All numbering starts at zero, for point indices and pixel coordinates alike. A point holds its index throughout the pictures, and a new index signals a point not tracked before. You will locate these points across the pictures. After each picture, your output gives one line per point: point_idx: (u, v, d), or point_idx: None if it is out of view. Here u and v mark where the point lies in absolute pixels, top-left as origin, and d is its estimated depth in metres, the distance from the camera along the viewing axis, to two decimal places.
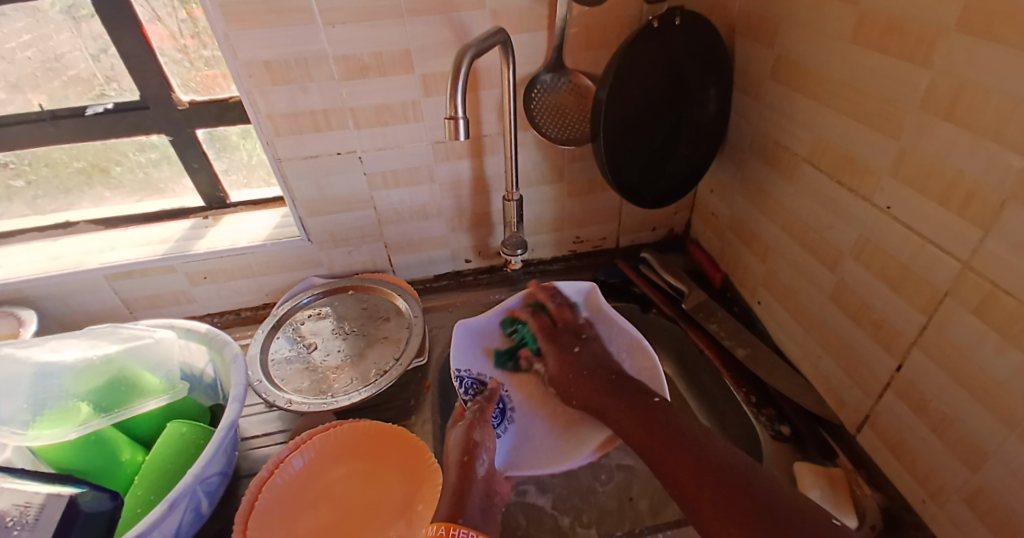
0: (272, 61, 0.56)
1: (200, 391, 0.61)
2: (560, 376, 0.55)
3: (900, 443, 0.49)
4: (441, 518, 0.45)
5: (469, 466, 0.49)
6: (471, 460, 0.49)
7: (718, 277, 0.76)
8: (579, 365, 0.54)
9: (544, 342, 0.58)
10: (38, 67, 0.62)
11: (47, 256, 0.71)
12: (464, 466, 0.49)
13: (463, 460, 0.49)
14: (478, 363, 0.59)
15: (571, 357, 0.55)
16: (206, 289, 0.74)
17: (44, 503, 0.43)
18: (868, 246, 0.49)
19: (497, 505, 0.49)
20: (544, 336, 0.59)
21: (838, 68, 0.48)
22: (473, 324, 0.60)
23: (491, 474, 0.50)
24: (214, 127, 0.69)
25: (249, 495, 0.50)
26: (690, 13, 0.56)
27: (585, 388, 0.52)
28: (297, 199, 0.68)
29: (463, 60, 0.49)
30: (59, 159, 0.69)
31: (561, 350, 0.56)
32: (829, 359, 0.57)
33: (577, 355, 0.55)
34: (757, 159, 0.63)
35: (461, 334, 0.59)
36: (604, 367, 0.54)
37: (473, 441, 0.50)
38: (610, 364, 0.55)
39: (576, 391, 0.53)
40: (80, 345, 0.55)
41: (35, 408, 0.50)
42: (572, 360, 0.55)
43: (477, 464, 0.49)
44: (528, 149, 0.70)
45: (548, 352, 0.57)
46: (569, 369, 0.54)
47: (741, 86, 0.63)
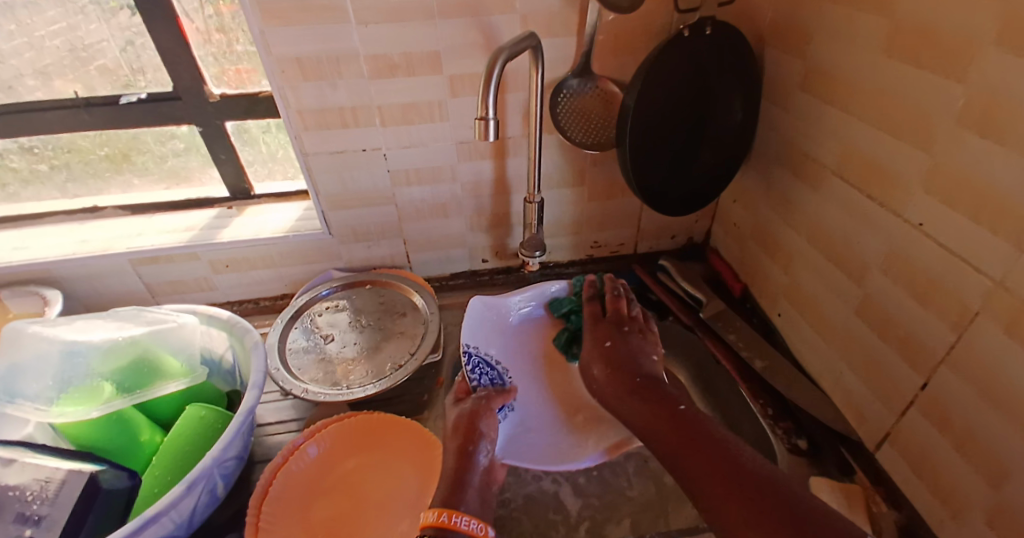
0: (304, 57, 0.57)
1: (219, 376, 0.62)
2: (596, 362, 0.56)
3: (922, 461, 0.48)
4: (438, 505, 0.46)
5: (470, 454, 0.50)
6: (473, 446, 0.50)
7: (738, 286, 0.76)
8: (615, 364, 0.54)
9: (601, 326, 0.60)
10: (66, 57, 0.64)
11: (74, 239, 0.73)
12: (465, 453, 0.50)
13: (464, 447, 0.50)
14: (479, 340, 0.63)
15: (603, 352, 0.57)
16: (227, 278, 0.75)
17: (65, 480, 0.44)
18: (897, 260, 0.48)
19: (494, 488, 0.51)
20: (590, 326, 0.61)
21: (871, 81, 0.48)
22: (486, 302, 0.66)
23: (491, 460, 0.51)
24: (242, 120, 0.70)
25: (263, 480, 0.51)
26: (720, 24, 0.56)
27: (613, 383, 0.52)
28: (320, 193, 0.69)
29: (495, 63, 0.49)
30: (85, 146, 0.71)
31: (599, 340, 0.58)
32: (851, 373, 0.57)
33: (609, 353, 0.56)
34: (783, 170, 0.63)
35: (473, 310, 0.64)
36: (637, 362, 0.54)
37: (474, 429, 0.51)
38: (641, 363, 0.54)
39: (602, 389, 0.54)
40: (105, 327, 0.56)
41: (59, 386, 0.50)
42: (605, 351, 0.56)
43: (479, 451, 0.50)
44: (551, 152, 0.70)
45: (587, 336, 0.60)
46: (598, 361, 0.56)
47: (769, 97, 0.63)
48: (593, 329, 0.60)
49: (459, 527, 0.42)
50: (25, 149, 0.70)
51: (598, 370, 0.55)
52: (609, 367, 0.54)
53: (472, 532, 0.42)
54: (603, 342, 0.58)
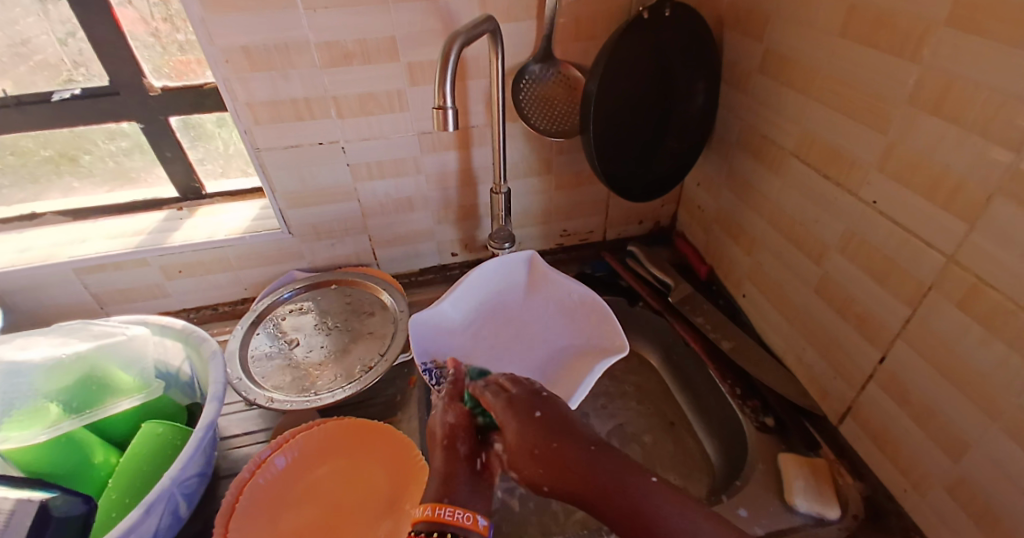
0: (250, 46, 0.54)
1: (177, 388, 0.59)
2: (519, 450, 0.41)
3: (882, 434, 0.50)
4: (427, 500, 0.42)
5: (453, 446, 0.46)
6: (453, 442, 0.46)
7: (703, 269, 0.77)
8: (542, 433, 0.40)
9: (499, 411, 0.44)
10: (4, 52, 0.58)
11: (13, 248, 0.68)
12: (448, 448, 0.46)
13: (445, 444, 0.47)
14: (438, 350, 0.59)
15: (534, 425, 0.41)
16: (182, 283, 0.72)
17: (14, 509, 0.41)
18: (853, 240, 0.49)
19: (490, 480, 0.46)
20: (504, 405, 0.44)
21: (827, 63, 0.48)
22: (427, 316, 0.59)
23: (479, 452, 0.47)
24: (189, 115, 0.66)
25: (230, 496, 0.49)
26: (679, 5, 0.55)
27: (553, 468, 0.38)
28: (276, 191, 0.66)
29: (451, 46, 0.47)
30: (28, 147, 0.66)
31: (520, 413, 0.43)
32: (812, 350, 0.58)
33: (544, 421, 0.42)
34: (744, 153, 0.63)
35: (417, 328, 0.58)
36: (582, 430, 0.40)
37: (450, 423, 0.48)
38: (586, 430, 0.40)
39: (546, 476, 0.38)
40: (48, 344, 0.52)
41: (1, 409, 0.47)
42: (536, 426, 0.41)
43: (460, 444, 0.46)
44: (517, 141, 0.69)
45: (504, 423, 0.43)
46: (532, 439, 0.40)
47: (730, 79, 0.62)
48: (507, 407, 0.44)
49: (445, 518, 0.38)
50: None
51: (534, 461, 0.39)
52: (555, 443, 0.39)
53: (456, 522, 0.38)
54: (532, 413, 0.43)
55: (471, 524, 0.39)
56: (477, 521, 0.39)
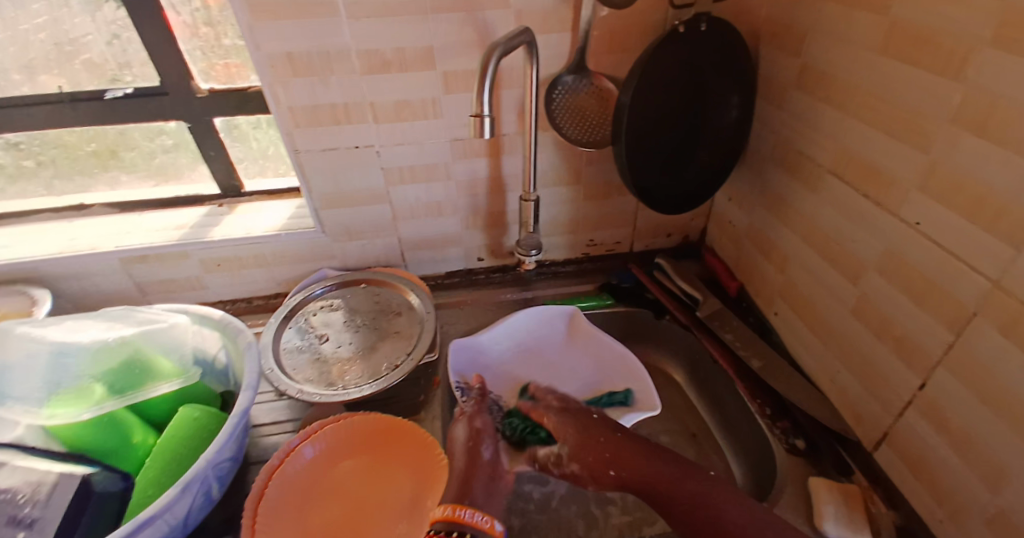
0: (294, 52, 0.56)
1: (212, 376, 0.61)
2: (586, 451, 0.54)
3: (918, 460, 0.49)
4: (449, 499, 0.50)
5: (475, 451, 0.54)
6: (477, 445, 0.55)
7: (733, 285, 0.77)
8: (608, 427, 0.55)
9: (557, 420, 0.58)
10: (51, 50, 0.62)
11: (62, 238, 0.71)
12: (473, 449, 0.54)
13: (470, 446, 0.55)
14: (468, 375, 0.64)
15: (599, 425, 0.56)
16: (219, 277, 0.75)
17: (57, 482, 0.44)
18: (893, 261, 0.49)
19: (498, 493, 0.53)
20: (560, 415, 0.58)
21: (865, 80, 0.48)
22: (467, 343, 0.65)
23: (494, 461, 0.55)
24: (230, 117, 0.69)
25: (260, 482, 0.50)
26: (714, 19, 0.56)
27: (621, 451, 0.52)
28: (313, 191, 0.68)
29: (490, 56, 0.49)
30: (72, 141, 0.69)
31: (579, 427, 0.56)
32: (847, 373, 0.57)
33: (602, 421, 0.56)
34: (779, 169, 0.63)
35: (456, 351, 0.64)
36: (634, 430, 0.56)
37: (477, 429, 0.57)
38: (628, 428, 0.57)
39: (616, 459, 0.52)
40: (97, 327, 0.54)
41: (50, 387, 0.50)
42: (599, 425, 0.56)
43: (482, 449, 0.55)
44: (547, 150, 0.70)
45: (563, 432, 0.56)
46: (600, 435, 0.54)
47: (765, 95, 0.62)
48: (567, 423, 0.57)
49: (466, 520, 0.43)
50: (11, 145, 0.68)
51: (598, 450, 0.53)
52: (612, 434, 0.54)
53: (476, 524, 0.43)
54: (590, 416, 0.57)
55: (489, 527, 0.43)
56: (493, 524, 0.44)
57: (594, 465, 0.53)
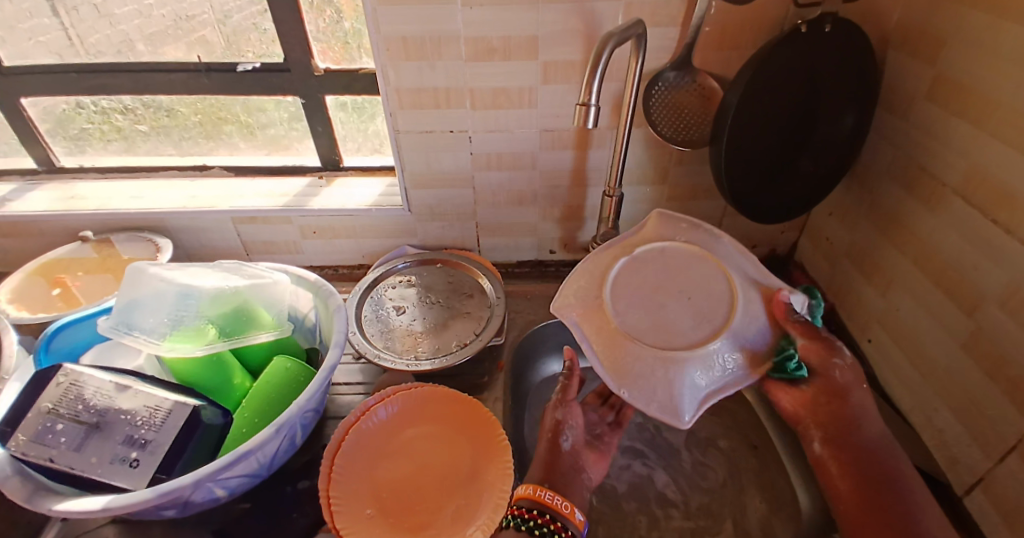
0: (409, 36, 0.59)
1: (302, 333, 0.66)
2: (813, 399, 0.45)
3: (1015, 514, 0.44)
4: (532, 480, 0.49)
5: (557, 441, 0.51)
6: (558, 437, 0.52)
7: (821, 305, 0.72)
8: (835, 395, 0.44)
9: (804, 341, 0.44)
10: (169, 26, 0.70)
11: (185, 193, 0.80)
12: (553, 442, 0.51)
13: (550, 437, 0.52)
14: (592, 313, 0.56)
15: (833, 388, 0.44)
16: (312, 243, 0.80)
17: (171, 410, 0.49)
18: (1017, 295, 0.43)
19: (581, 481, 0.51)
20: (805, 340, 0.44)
21: (1011, 94, 0.43)
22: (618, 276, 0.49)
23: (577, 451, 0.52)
24: (340, 95, 0.74)
25: (338, 435, 0.54)
26: (842, 20, 0.52)
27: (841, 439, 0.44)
28: (406, 170, 0.71)
29: (604, 47, 0.48)
30: (181, 112, 0.78)
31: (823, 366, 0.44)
32: (948, 412, 0.52)
33: (839, 384, 0.44)
34: (895, 186, 0.58)
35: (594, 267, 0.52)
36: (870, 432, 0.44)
37: (558, 420, 0.53)
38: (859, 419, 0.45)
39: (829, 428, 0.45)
40: (214, 275, 0.60)
41: (172, 323, 0.55)
42: (833, 383, 0.44)
43: (563, 441, 0.52)
44: (636, 147, 0.69)
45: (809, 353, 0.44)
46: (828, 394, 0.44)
47: (888, 106, 0.58)
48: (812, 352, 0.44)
49: (546, 500, 0.45)
50: (125, 110, 0.77)
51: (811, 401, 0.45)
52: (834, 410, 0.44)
53: (556, 506, 0.45)
54: (835, 361, 0.44)
55: (568, 512, 0.45)
56: (572, 508, 0.45)
57: (809, 413, 0.45)
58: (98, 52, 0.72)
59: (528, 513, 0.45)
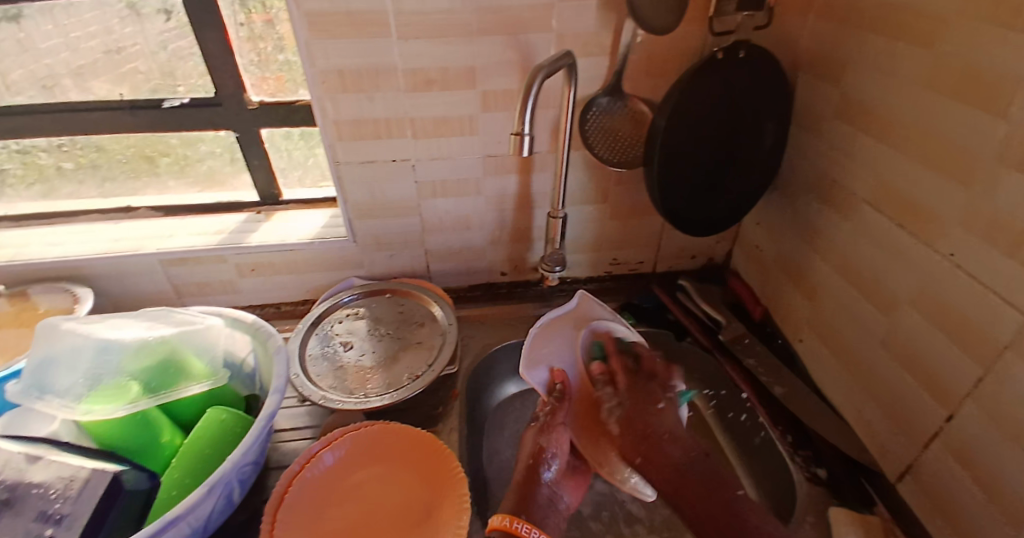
0: (345, 69, 0.58)
1: (239, 378, 0.63)
2: (633, 433, 0.54)
3: (944, 498, 0.47)
4: (506, 511, 0.48)
5: (535, 470, 0.52)
6: (537, 464, 0.52)
7: (758, 310, 0.75)
8: (658, 426, 0.54)
9: (625, 391, 0.57)
10: (100, 57, 0.65)
11: (108, 237, 0.74)
12: (532, 469, 0.52)
13: (529, 464, 0.52)
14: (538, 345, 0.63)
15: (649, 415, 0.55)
16: (251, 281, 0.77)
17: (88, 478, 0.44)
18: (926, 294, 0.48)
19: (558, 514, 0.50)
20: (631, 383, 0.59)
21: (907, 113, 0.48)
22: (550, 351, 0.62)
23: (555, 481, 0.52)
24: (276, 127, 0.72)
25: (279, 488, 0.51)
26: (755, 47, 0.57)
27: (660, 461, 0.51)
28: (349, 201, 0.70)
29: (534, 78, 0.50)
30: (111, 147, 0.72)
31: (646, 400, 0.56)
32: (874, 406, 0.56)
33: (662, 414, 0.55)
34: (813, 198, 0.62)
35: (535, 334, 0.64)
36: (682, 460, 0.51)
37: (540, 447, 0.53)
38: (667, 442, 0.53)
39: (650, 445, 0.53)
40: (137, 326, 0.56)
41: (89, 381, 0.51)
42: (644, 411, 0.55)
43: (543, 471, 0.52)
44: (577, 169, 0.71)
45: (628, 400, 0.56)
46: (637, 428, 0.54)
47: (800, 124, 0.63)
48: (633, 393, 0.57)
49: (520, 532, 0.43)
50: (55, 147, 0.71)
51: (616, 429, 0.55)
52: (632, 436, 0.54)
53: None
54: (658, 405, 0.56)
55: None
56: None
57: (634, 443, 0.54)
58: (20, 88, 0.66)
59: None
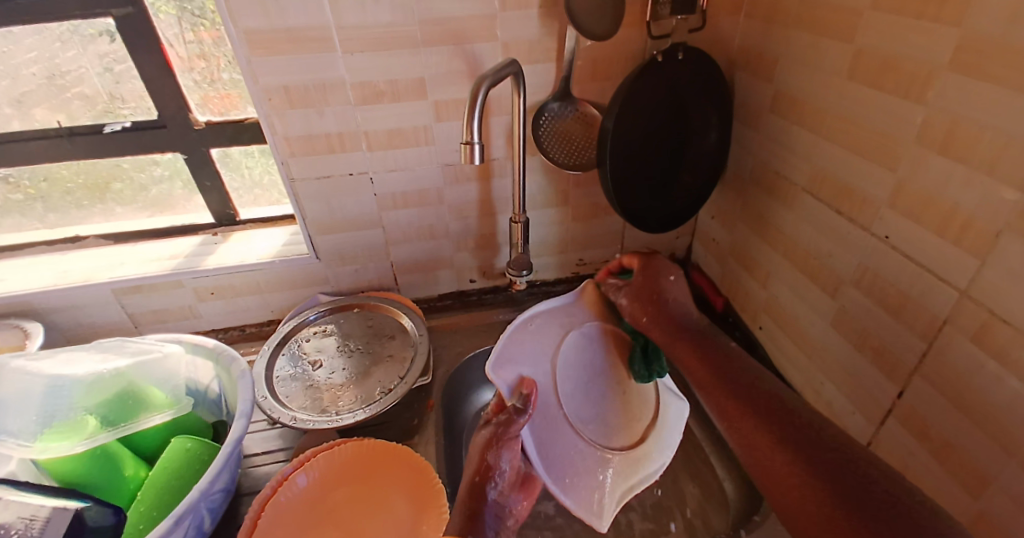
0: (291, 85, 0.58)
1: (204, 406, 0.61)
2: (640, 293, 0.54)
3: (903, 468, 0.50)
4: (450, 535, 0.42)
5: (478, 491, 0.45)
6: (483, 481, 0.45)
7: (719, 301, 0.78)
8: (654, 284, 0.54)
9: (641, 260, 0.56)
10: (44, 83, 0.63)
11: (56, 269, 0.72)
12: (477, 485, 0.45)
13: (475, 482, 0.45)
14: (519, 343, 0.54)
15: (653, 295, 0.54)
16: (212, 305, 0.75)
17: (50, 517, 0.42)
18: (867, 274, 0.50)
19: (509, 529, 0.45)
20: (637, 288, 0.55)
21: (835, 104, 0.50)
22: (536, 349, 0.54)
23: (503, 498, 0.46)
24: (226, 147, 0.71)
25: (252, 514, 0.50)
26: (692, 49, 0.59)
27: (663, 327, 0.51)
28: (307, 217, 0.69)
29: (479, 88, 0.51)
30: (62, 175, 0.70)
31: (657, 272, 0.55)
32: (831, 385, 0.58)
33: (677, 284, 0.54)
34: (758, 188, 0.65)
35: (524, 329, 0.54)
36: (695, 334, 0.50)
37: (488, 465, 0.45)
38: (671, 305, 0.53)
39: (658, 317, 0.52)
40: (89, 359, 0.55)
41: (42, 421, 0.50)
42: (649, 284, 0.55)
43: (490, 488, 0.45)
44: (535, 173, 0.72)
45: (642, 271, 0.55)
46: (635, 292, 0.55)
47: (742, 119, 0.65)
48: (639, 280, 0.55)
49: None
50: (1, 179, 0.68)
51: (625, 301, 0.55)
52: (638, 303, 0.54)
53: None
54: (671, 275, 0.55)
55: None
56: None
57: (638, 306, 0.54)
58: None
59: None
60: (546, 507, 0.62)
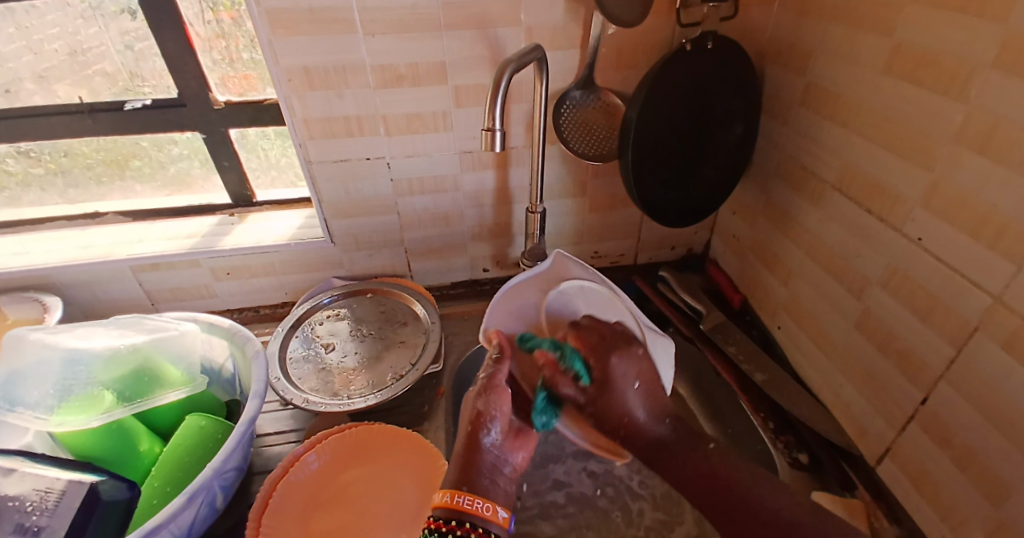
0: (311, 67, 0.57)
1: (219, 385, 0.62)
2: (599, 393, 0.47)
3: (921, 475, 0.48)
4: (446, 484, 0.42)
5: (473, 438, 0.44)
6: (476, 431, 0.44)
7: (737, 298, 0.77)
8: (632, 366, 0.48)
9: (593, 342, 0.48)
10: (65, 59, 0.63)
11: (75, 244, 0.72)
12: (472, 438, 0.44)
13: (469, 431, 0.45)
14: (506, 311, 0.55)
15: (624, 386, 0.47)
16: (228, 285, 0.75)
17: (65, 490, 0.43)
18: (896, 275, 0.49)
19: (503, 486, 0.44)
20: (596, 352, 0.47)
21: (869, 98, 0.48)
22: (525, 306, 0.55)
23: (500, 447, 0.45)
24: (245, 128, 0.70)
25: (263, 492, 0.51)
26: (721, 38, 0.57)
27: (615, 412, 0.47)
28: (323, 201, 0.69)
29: (502, 74, 0.50)
30: (83, 151, 0.70)
31: (615, 367, 0.47)
32: (850, 387, 0.57)
33: (641, 359, 0.48)
34: (784, 184, 0.63)
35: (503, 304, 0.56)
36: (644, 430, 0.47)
37: (478, 411, 0.45)
38: (622, 397, 0.47)
39: (610, 412, 0.47)
40: (107, 334, 0.56)
41: (60, 394, 0.50)
42: (618, 377, 0.47)
43: (484, 437, 0.44)
44: (554, 163, 0.71)
45: (598, 365, 0.47)
46: (615, 371, 0.47)
47: (770, 112, 0.63)
48: (609, 347, 0.48)
49: (465, 507, 0.39)
50: (23, 153, 0.69)
51: (571, 390, 0.47)
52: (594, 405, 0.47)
53: (476, 511, 0.39)
54: (634, 383, 0.47)
55: (490, 514, 0.39)
56: (496, 512, 0.40)
57: (599, 406, 0.47)
58: None
59: (443, 525, 0.38)
60: (557, 497, 0.62)
